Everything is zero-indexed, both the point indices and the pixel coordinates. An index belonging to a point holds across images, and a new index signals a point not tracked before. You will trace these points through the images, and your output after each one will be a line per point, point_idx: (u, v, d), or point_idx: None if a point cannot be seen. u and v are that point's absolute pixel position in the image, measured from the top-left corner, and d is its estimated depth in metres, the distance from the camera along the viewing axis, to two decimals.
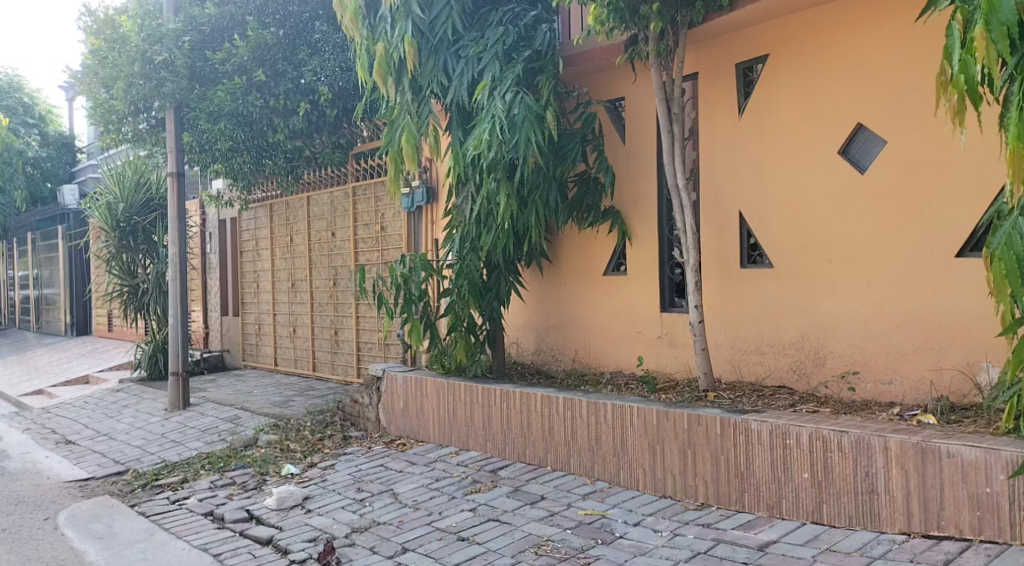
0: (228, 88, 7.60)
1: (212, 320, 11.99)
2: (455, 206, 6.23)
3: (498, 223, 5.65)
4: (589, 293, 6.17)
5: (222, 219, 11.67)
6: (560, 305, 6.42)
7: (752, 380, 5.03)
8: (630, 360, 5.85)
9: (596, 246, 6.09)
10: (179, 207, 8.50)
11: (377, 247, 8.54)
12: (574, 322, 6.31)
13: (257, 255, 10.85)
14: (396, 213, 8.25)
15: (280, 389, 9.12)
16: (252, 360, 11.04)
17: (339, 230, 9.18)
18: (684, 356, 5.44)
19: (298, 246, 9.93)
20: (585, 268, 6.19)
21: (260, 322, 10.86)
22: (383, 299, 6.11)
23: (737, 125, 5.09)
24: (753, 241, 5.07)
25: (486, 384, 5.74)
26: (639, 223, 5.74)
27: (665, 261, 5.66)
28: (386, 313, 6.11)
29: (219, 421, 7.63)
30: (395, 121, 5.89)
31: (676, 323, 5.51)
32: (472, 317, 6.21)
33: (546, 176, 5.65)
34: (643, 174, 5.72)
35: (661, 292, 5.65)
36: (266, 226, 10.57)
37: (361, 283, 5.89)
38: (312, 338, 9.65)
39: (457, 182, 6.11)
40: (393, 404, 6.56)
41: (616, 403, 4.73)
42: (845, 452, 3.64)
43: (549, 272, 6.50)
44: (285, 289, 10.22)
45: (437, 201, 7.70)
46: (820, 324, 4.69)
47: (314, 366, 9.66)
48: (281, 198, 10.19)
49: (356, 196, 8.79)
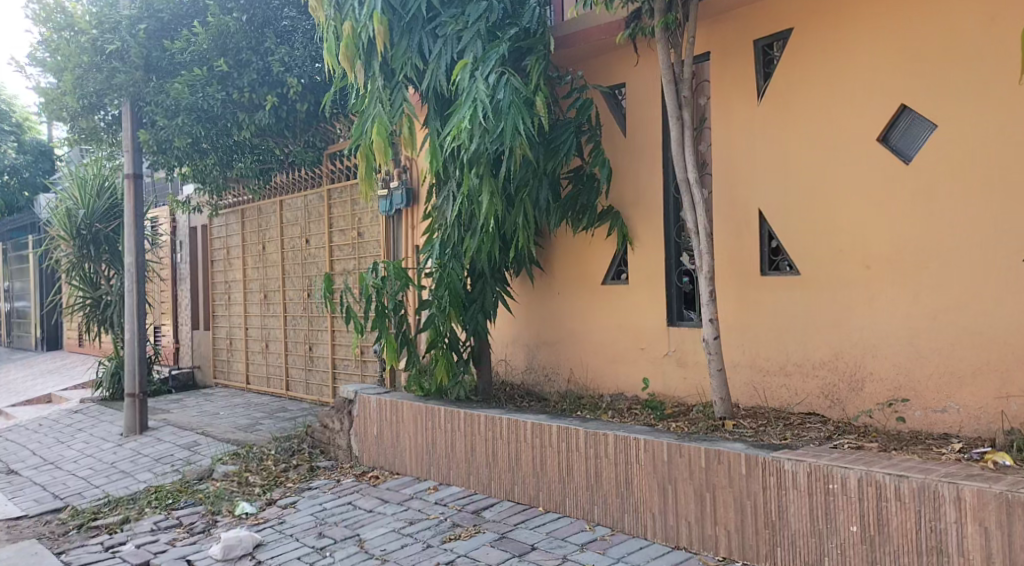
0: (186, 80, 6.92)
1: (183, 334, 11.27)
2: (435, 208, 5.55)
3: (482, 224, 4.95)
4: (585, 305, 5.48)
5: (193, 226, 10.97)
6: (553, 318, 5.72)
7: (776, 406, 4.34)
8: (632, 381, 5.16)
9: (592, 251, 5.41)
10: (137, 211, 7.79)
11: (354, 255, 7.85)
12: (569, 337, 5.61)
13: (228, 264, 10.14)
14: (373, 218, 7.56)
15: (249, 411, 8.39)
16: (224, 378, 10.31)
17: (313, 237, 8.48)
18: (695, 378, 4.75)
19: (271, 255, 9.23)
20: (581, 277, 5.50)
21: (232, 337, 10.13)
22: (353, 314, 5.40)
23: (755, 110, 4.42)
24: (775, 244, 4.39)
25: (469, 408, 5.03)
26: (643, 225, 5.06)
27: (672, 267, 4.98)
28: (356, 330, 5.41)
29: (175, 449, 6.89)
30: (366, 112, 5.22)
31: (685, 340, 4.82)
32: (453, 332, 5.51)
33: (536, 172, 4.97)
34: (645, 170, 5.04)
35: (668, 303, 4.96)
36: (237, 233, 9.86)
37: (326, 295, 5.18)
38: (285, 354, 8.93)
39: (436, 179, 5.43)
40: (366, 430, 5.84)
41: (618, 435, 4.02)
42: (905, 502, 2.93)
43: (540, 282, 5.81)
44: (258, 301, 9.51)
45: (417, 204, 7.00)
46: (857, 342, 4.01)
47: (288, 385, 8.93)
48: (253, 204, 9.50)
49: (331, 200, 8.10)
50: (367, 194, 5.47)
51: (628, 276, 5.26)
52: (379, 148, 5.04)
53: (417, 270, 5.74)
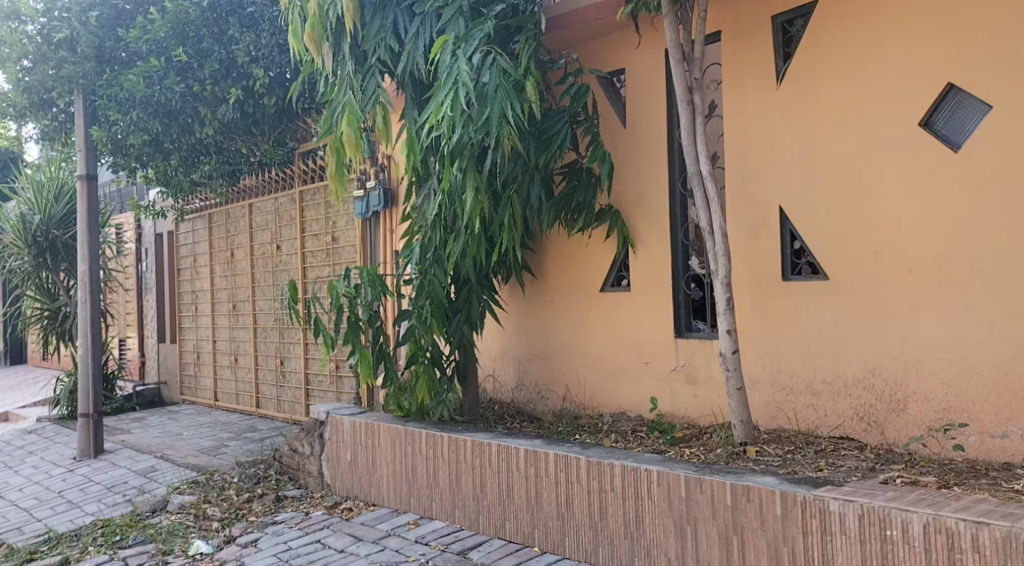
0: (141, 70, 6.34)
1: (149, 347, 10.63)
2: (416, 209, 5.04)
3: (465, 225, 4.41)
4: (581, 314, 4.95)
5: (159, 232, 10.33)
6: (546, 329, 5.19)
7: (802, 429, 3.83)
8: (635, 400, 4.62)
9: (589, 255, 4.88)
10: (90, 215, 7.16)
11: (328, 262, 7.28)
12: (563, 351, 5.08)
13: (196, 273, 9.51)
14: (349, 221, 7.00)
15: (216, 431, 7.77)
16: (191, 394, 9.68)
17: (285, 242, 7.89)
18: (708, 396, 4.23)
19: (240, 262, 8.63)
20: (576, 284, 4.98)
21: (199, 350, 9.50)
22: (323, 326, 4.84)
23: (775, 95, 3.91)
24: (798, 246, 3.88)
25: (455, 433, 4.47)
26: (646, 225, 4.55)
27: (679, 273, 4.46)
28: (325, 344, 4.83)
29: (130, 476, 6.27)
30: (335, 101, 4.69)
31: (696, 354, 4.30)
32: (436, 346, 4.98)
33: (526, 166, 4.43)
34: (649, 163, 4.52)
35: (675, 312, 4.44)
36: (205, 240, 9.25)
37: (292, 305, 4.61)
38: (255, 368, 8.32)
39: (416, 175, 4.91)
40: (339, 455, 5.26)
41: (627, 466, 3.48)
42: (985, 555, 2.41)
43: (530, 289, 5.27)
44: (227, 312, 8.89)
45: (395, 205, 6.45)
46: (897, 356, 3.50)
47: (258, 402, 8.32)
48: (221, 208, 8.90)
49: (303, 202, 7.53)
50: (339, 195, 4.93)
51: (629, 283, 4.74)
52: (350, 142, 4.48)
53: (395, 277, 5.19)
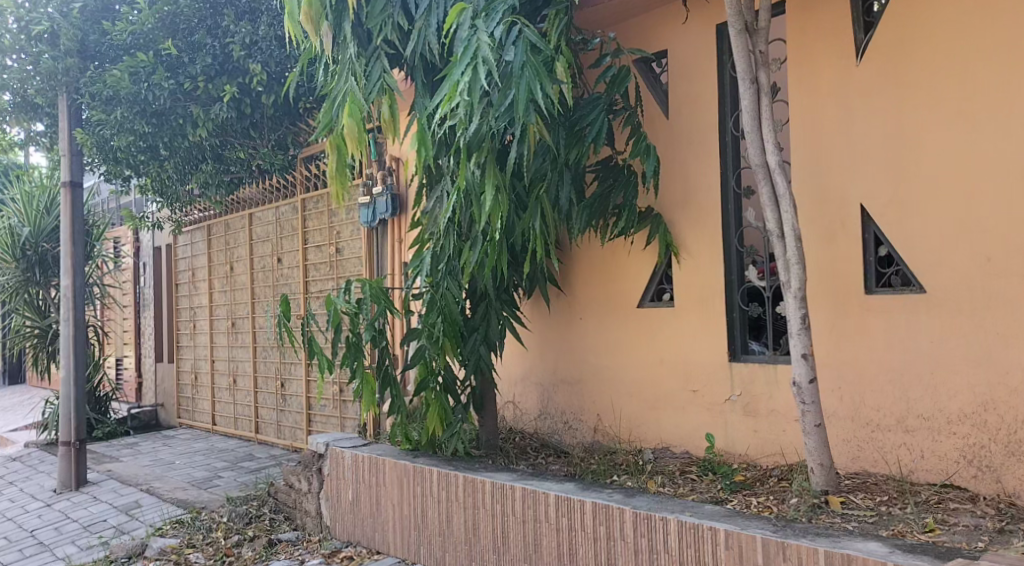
0: (126, 65, 5.87)
1: (146, 367, 10.07)
2: (430, 215, 4.45)
3: (484, 229, 3.79)
4: (616, 333, 4.32)
5: (157, 246, 9.80)
6: (575, 350, 4.56)
7: (891, 474, 3.17)
8: (681, 434, 3.98)
9: (624, 264, 4.26)
10: (73, 225, 6.60)
11: (332, 275, 6.68)
12: (594, 375, 4.44)
13: (194, 288, 8.95)
14: (355, 230, 6.44)
15: (210, 459, 7.16)
16: (188, 418, 9.09)
17: (286, 254, 7.32)
18: (771, 431, 3.58)
19: (239, 276, 8.06)
20: (609, 298, 4.35)
21: (196, 371, 8.92)
22: (319, 346, 4.21)
23: (853, 73, 3.29)
24: (885, 252, 3.24)
25: (473, 472, 3.84)
26: (694, 230, 3.93)
27: (734, 285, 3.82)
28: (321, 369, 4.18)
29: (110, 513, 5.66)
30: (335, 90, 4.11)
31: (757, 381, 3.66)
32: (449, 370, 4.37)
33: (555, 161, 3.82)
34: (696, 159, 3.91)
35: (730, 331, 3.80)
36: (203, 253, 8.69)
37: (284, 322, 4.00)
38: (254, 391, 7.72)
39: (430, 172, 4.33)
40: (339, 494, 4.63)
41: (685, 523, 2.82)
42: None
43: (556, 304, 4.64)
44: (225, 330, 8.31)
45: (404, 212, 5.87)
46: (1016, 387, 2.84)
47: (257, 428, 7.71)
48: (219, 219, 8.35)
49: (305, 211, 6.97)
50: (339, 198, 4.35)
51: (673, 298, 4.11)
52: (353, 136, 3.89)
53: (403, 290, 4.58)
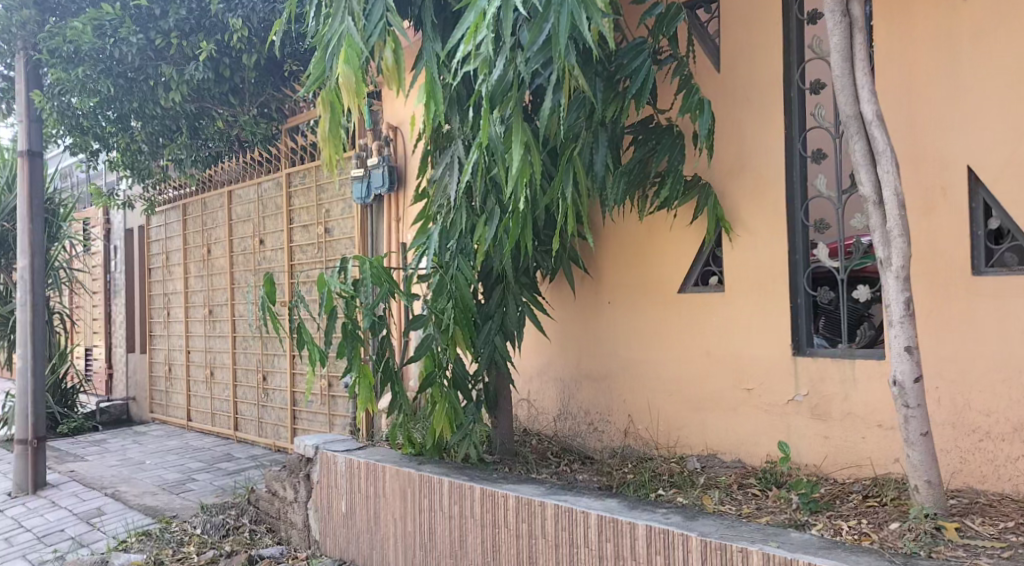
0: (90, 16, 5.42)
1: (117, 358, 9.40)
2: (438, 186, 3.86)
3: (509, 196, 3.20)
4: (652, 323, 3.75)
5: (129, 227, 9.11)
6: (603, 341, 3.99)
7: (1004, 494, 2.64)
8: (732, 439, 3.43)
9: (663, 244, 3.68)
10: (31, 199, 5.87)
11: (320, 258, 6.07)
12: (625, 371, 3.88)
13: (168, 272, 8.29)
14: (346, 207, 5.86)
15: (185, 459, 6.53)
16: (162, 413, 8.44)
17: (269, 235, 6.69)
18: (847, 438, 3.04)
19: (217, 259, 7.42)
20: (644, 283, 3.78)
21: (170, 362, 8.26)
22: (309, 334, 3.59)
23: (959, 8, 2.74)
24: (998, 224, 2.69)
25: (492, 484, 3.26)
26: (752, 202, 3.36)
27: (800, 266, 3.26)
28: (311, 362, 3.58)
29: (69, 521, 5.02)
30: (328, 35, 3.53)
31: (829, 379, 3.10)
32: (458, 363, 3.82)
33: (592, 117, 3.23)
34: (755, 118, 3.35)
35: (795, 319, 3.24)
36: (178, 234, 8.03)
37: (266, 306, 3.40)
38: (233, 385, 7.10)
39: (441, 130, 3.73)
40: (330, 505, 4.04)
41: (775, 556, 2.25)
42: None
43: (582, 289, 4.06)
44: (202, 318, 7.66)
45: (402, 188, 5.28)
46: None
47: (236, 425, 7.08)
48: (196, 196, 7.69)
49: (290, 187, 6.37)
50: (332, 167, 3.77)
51: (722, 282, 3.55)
52: (350, 87, 3.32)
53: (406, 272, 3.99)
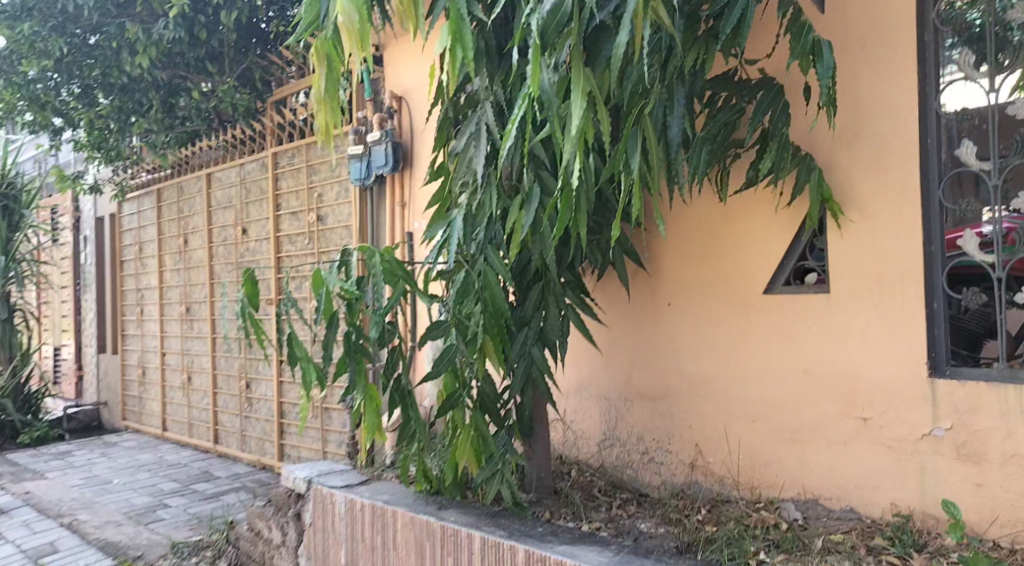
0: None
1: (88, 359, 8.58)
2: (462, 158, 3.09)
3: (563, 168, 2.43)
4: (729, 332, 3.02)
5: (100, 215, 8.30)
6: (663, 353, 3.24)
7: None
8: (840, 483, 2.71)
9: (746, 235, 2.95)
10: None
11: (311, 249, 5.31)
12: (692, 391, 3.15)
13: (141, 265, 7.49)
14: (341, 191, 5.10)
15: (157, 478, 5.76)
16: (135, 421, 7.64)
17: (253, 224, 5.92)
18: (1009, 489, 2.33)
19: (194, 250, 6.64)
20: (719, 282, 3.04)
21: (144, 365, 7.46)
22: (303, 349, 2.73)
23: None
24: None
25: (539, 544, 2.52)
26: (871, 179, 2.62)
27: (936, 261, 2.52)
28: (306, 386, 2.74)
29: (14, 561, 4.22)
30: None
31: (982, 410, 2.38)
32: (487, 381, 3.09)
33: (672, 64, 2.45)
34: (876, 71, 2.60)
35: (930, 330, 2.51)
36: (152, 223, 7.21)
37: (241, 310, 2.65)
38: (213, 392, 6.33)
39: (472, 89, 2.98)
40: (328, 554, 3.30)
41: None
42: None
43: (637, 289, 3.31)
44: (178, 316, 6.88)
45: (410, 168, 4.55)
46: None
47: (216, 437, 6.32)
48: (171, 180, 6.89)
49: (276, 167, 5.59)
50: (328, 139, 3.17)
51: (824, 281, 2.81)
52: (352, 30, 2.57)
53: (424, 267, 3.23)
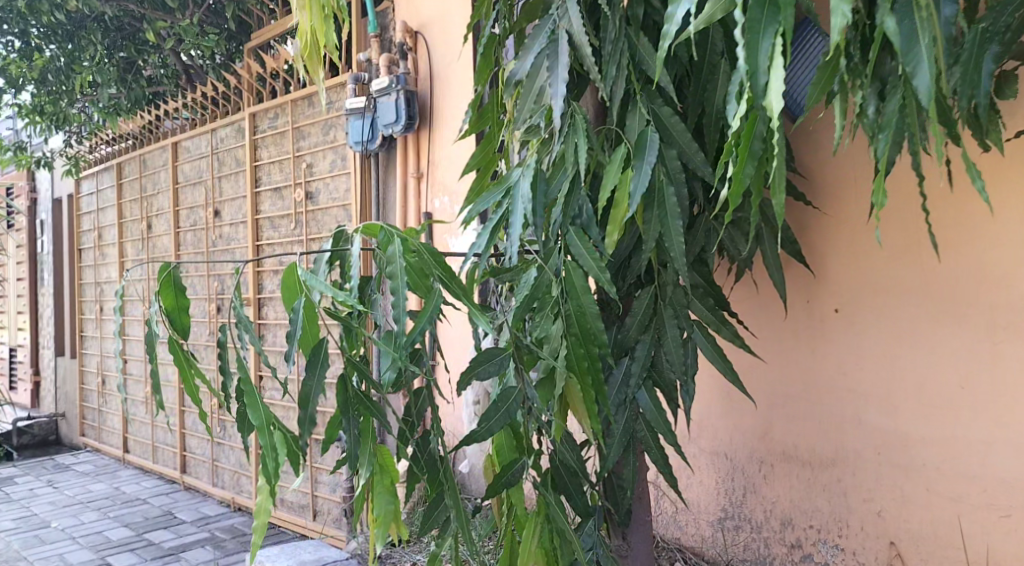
0: None
1: (45, 364, 7.41)
2: (529, 85, 1.94)
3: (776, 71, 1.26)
4: (956, 368, 1.90)
5: (58, 197, 7.11)
6: (833, 396, 2.13)
7: None
8: None
9: (1001, 212, 1.82)
10: None
11: (297, 235, 4.15)
12: (881, 457, 2.04)
13: (101, 255, 6.30)
14: (336, 160, 3.93)
15: (107, 520, 4.62)
16: (95, 440, 6.49)
17: (226, 204, 4.76)
18: None
19: (159, 237, 5.47)
20: (942, 288, 1.92)
21: (105, 374, 6.30)
22: (263, 413, 1.48)
23: None
24: None
25: None
26: None
27: None
28: (268, 480, 1.49)
29: None
30: None
31: None
32: (566, 444, 1.94)
33: None
34: None
35: None
36: (112, 204, 6.03)
37: (177, 330, 1.56)
38: (179, 410, 5.18)
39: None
40: None
41: None
42: None
43: (798, 295, 2.18)
44: (142, 316, 5.73)
45: (428, 126, 3.40)
46: None
47: (183, 465, 5.18)
48: (132, 153, 5.71)
49: (255, 133, 4.42)
50: (316, 63, 2.12)
51: None
52: None
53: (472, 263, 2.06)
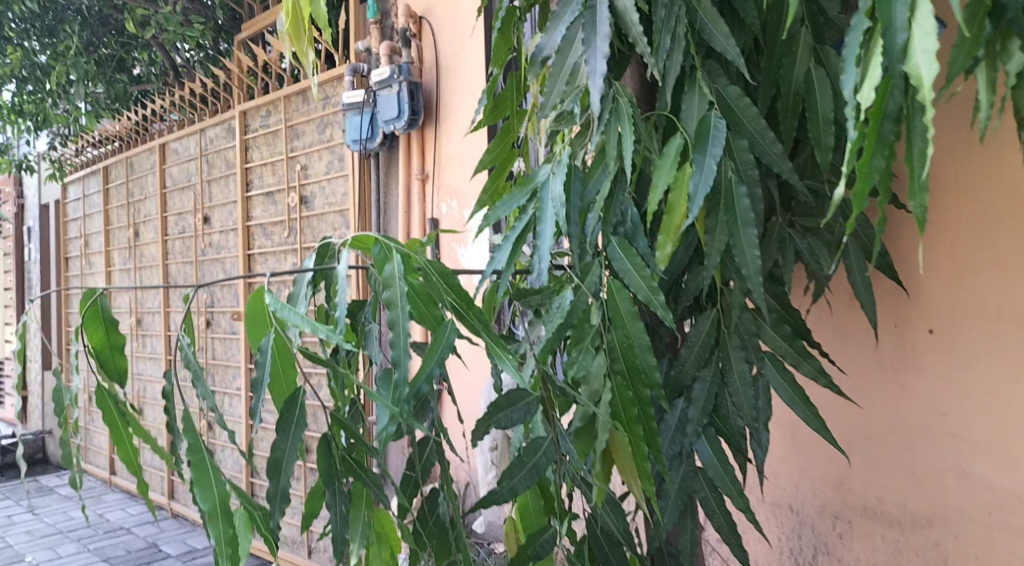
0: None
1: (30, 378, 7.05)
2: (559, 63, 1.56)
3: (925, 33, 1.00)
4: None
5: (43, 203, 6.75)
6: (928, 444, 1.81)
7: None
8: None
9: None
10: None
11: (291, 244, 3.78)
12: (990, 518, 1.73)
13: (87, 264, 5.95)
14: (332, 161, 3.57)
15: (87, 554, 4.25)
16: (80, 459, 6.12)
17: (216, 210, 4.40)
18: None
19: (146, 245, 5.11)
20: None
21: (91, 390, 5.94)
22: (215, 493, 1.09)
23: None
24: None
25: None
26: None
27: None
28: None
29: None
30: None
31: None
32: (607, 509, 1.53)
33: None
34: None
35: None
36: (99, 210, 5.67)
37: (106, 378, 1.19)
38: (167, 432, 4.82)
39: None
40: None
41: None
42: None
43: (890, 319, 1.87)
44: (128, 330, 5.36)
45: (433, 121, 3.04)
46: None
47: (172, 490, 4.82)
48: (118, 155, 5.35)
49: (246, 132, 4.06)
50: (304, 42, 1.75)
51: None
52: None
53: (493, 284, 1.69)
